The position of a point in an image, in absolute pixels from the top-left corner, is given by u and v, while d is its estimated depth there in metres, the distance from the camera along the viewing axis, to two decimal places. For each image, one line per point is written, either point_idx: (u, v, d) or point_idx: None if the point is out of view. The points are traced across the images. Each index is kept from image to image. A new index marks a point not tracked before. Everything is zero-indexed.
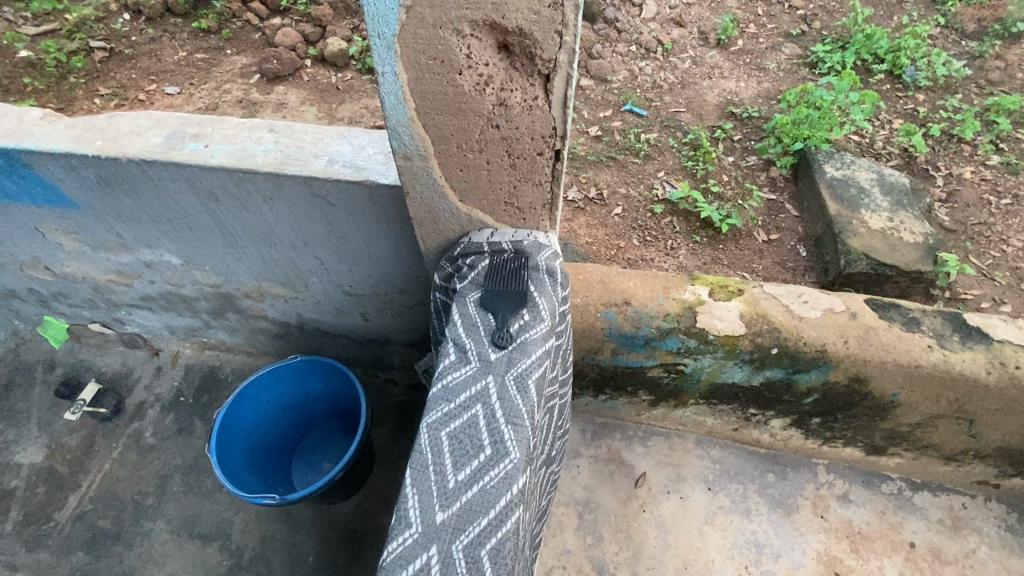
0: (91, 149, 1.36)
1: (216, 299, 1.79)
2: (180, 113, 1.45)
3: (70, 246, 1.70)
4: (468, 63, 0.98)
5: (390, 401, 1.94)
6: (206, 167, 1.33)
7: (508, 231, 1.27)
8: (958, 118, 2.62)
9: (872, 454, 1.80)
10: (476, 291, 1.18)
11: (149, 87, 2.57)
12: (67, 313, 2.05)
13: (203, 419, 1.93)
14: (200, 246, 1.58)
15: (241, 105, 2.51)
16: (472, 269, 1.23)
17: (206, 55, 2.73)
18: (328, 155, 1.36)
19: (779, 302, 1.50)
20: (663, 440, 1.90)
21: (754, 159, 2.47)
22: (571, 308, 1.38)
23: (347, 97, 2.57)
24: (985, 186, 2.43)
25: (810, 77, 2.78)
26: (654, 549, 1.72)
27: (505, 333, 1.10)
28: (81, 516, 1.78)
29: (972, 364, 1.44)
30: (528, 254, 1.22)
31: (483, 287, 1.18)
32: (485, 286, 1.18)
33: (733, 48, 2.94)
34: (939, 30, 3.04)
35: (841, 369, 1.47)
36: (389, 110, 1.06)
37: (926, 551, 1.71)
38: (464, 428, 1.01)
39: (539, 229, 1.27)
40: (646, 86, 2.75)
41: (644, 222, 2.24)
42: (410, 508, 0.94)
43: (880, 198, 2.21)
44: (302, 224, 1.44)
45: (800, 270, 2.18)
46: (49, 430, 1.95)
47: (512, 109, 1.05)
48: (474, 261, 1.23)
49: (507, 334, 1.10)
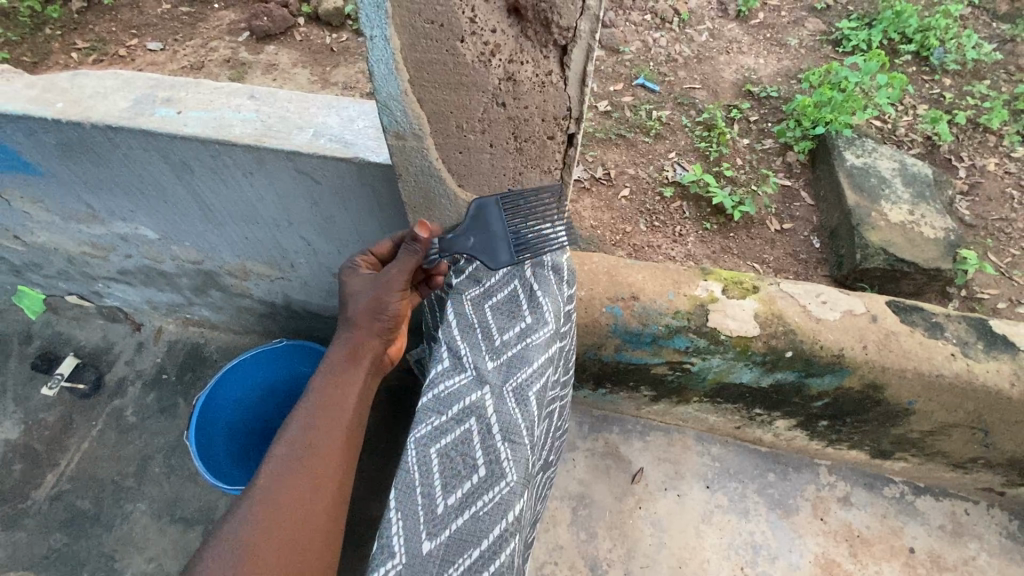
0: (52, 111, 1.26)
1: (198, 275, 1.69)
2: (151, 76, 1.34)
3: (39, 215, 1.60)
4: (472, 28, 0.91)
5: (382, 385, 1.85)
6: (178, 135, 1.22)
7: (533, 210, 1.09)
8: (985, 106, 2.49)
9: (878, 457, 1.71)
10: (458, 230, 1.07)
11: (130, 42, 2.42)
12: (43, 283, 1.95)
13: (186, 399, 1.85)
14: (175, 220, 1.47)
15: (229, 64, 2.37)
16: (474, 213, 1.07)
17: (192, 9, 2.58)
18: (313, 127, 1.25)
19: (797, 303, 1.42)
20: (662, 435, 1.82)
21: (770, 142, 2.35)
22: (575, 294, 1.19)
23: (341, 60, 2.42)
24: (1009, 179, 2.31)
25: (833, 56, 2.64)
26: (649, 547, 1.65)
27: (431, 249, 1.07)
28: (59, 496, 1.71)
29: (996, 375, 1.36)
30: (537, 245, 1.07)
31: (472, 232, 1.07)
32: (474, 234, 1.07)
33: (752, 22, 2.78)
34: (970, 10, 2.88)
35: (857, 376, 1.39)
36: (379, 80, 0.97)
37: (925, 557, 1.64)
38: (456, 446, 0.96)
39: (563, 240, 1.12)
40: (659, 59, 2.60)
41: (652, 206, 2.14)
42: (395, 535, 0.89)
43: (900, 189, 2.10)
44: (285, 202, 1.34)
45: (812, 263, 2.08)
46: (25, 405, 1.87)
47: (521, 85, 0.98)
48: (480, 205, 1.07)
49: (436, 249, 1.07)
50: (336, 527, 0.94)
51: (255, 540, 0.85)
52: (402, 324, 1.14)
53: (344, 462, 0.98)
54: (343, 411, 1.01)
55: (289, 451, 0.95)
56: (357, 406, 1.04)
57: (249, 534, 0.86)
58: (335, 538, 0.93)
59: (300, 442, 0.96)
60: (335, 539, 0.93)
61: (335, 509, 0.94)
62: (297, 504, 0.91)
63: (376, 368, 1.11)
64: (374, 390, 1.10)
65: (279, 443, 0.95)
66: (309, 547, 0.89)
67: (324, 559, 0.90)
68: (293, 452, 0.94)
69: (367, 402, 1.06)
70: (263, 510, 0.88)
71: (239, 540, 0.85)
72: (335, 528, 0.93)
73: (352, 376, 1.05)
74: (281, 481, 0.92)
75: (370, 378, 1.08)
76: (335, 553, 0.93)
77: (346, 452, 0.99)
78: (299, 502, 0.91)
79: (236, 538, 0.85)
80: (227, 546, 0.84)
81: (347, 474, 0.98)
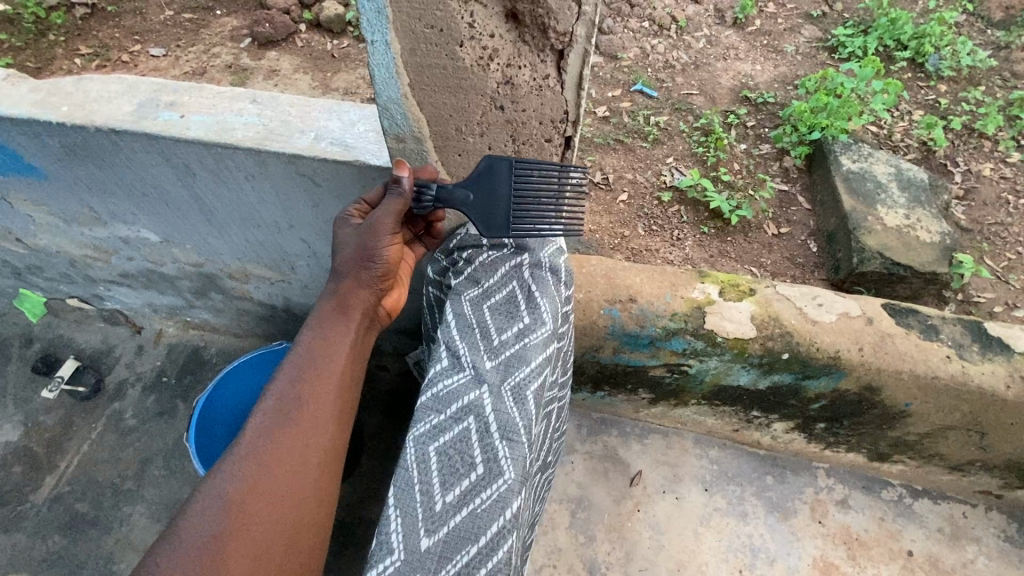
0: (57, 115, 1.27)
1: (198, 278, 1.71)
2: (154, 80, 1.36)
3: (42, 218, 1.61)
4: (471, 33, 0.94)
5: (381, 388, 1.85)
6: (181, 139, 1.23)
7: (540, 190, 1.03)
8: (980, 112, 2.51)
9: (875, 460, 1.70)
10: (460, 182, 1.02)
11: (133, 47, 2.44)
12: (44, 287, 1.96)
13: (186, 401, 1.85)
14: (178, 222, 1.49)
15: (231, 70, 2.39)
16: (482, 170, 1.01)
17: (195, 15, 2.61)
18: (315, 131, 1.26)
19: (794, 305, 1.43)
20: (661, 438, 1.81)
21: (767, 148, 2.37)
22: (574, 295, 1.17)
23: (342, 66, 2.45)
24: (1004, 184, 2.32)
25: (829, 63, 2.66)
26: (648, 550, 1.64)
27: (425, 194, 1.04)
28: (58, 498, 1.71)
29: (991, 377, 1.37)
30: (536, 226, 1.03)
31: (474, 188, 1.02)
32: (476, 191, 1.02)
33: (749, 29, 2.81)
34: (965, 17, 2.91)
35: (853, 378, 1.40)
36: (379, 84, 1.00)
37: (924, 560, 1.62)
38: (455, 444, 0.99)
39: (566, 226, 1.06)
40: (657, 65, 2.62)
41: (649, 210, 2.15)
42: (394, 532, 0.92)
43: (896, 193, 2.12)
44: (287, 205, 1.35)
45: (809, 266, 2.09)
46: (25, 408, 1.87)
47: (519, 88, 1.01)
48: (490, 164, 1.01)
49: (431, 195, 1.04)
50: (324, 480, 0.96)
51: (242, 495, 0.87)
52: (394, 273, 1.12)
53: (332, 416, 1.00)
54: (330, 366, 1.02)
55: (276, 406, 0.96)
56: (346, 362, 1.05)
57: (237, 488, 0.88)
58: (324, 492, 0.96)
59: (287, 397, 0.97)
60: (325, 491, 0.96)
61: (326, 461, 0.97)
62: (284, 458, 0.92)
63: (367, 318, 1.11)
64: (365, 342, 1.11)
65: (266, 398, 0.97)
66: (297, 501, 0.92)
67: (313, 511, 0.94)
68: (279, 407, 0.96)
69: (356, 355, 1.07)
70: (252, 464, 0.90)
71: (226, 494, 0.87)
72: (325, 480, 0.96)
73: (341, 331, 1.06)
74: (268, 434, 0.93)
75: (360, 329, 1.09)
76: (325, 506, 0.95)
77: (335, 407, 1.00)
78: (287, 457, 0.93)
79: (222, 493, 0.87)
80: (215, 500, 0.86)
81: (337, 427, 1.00)
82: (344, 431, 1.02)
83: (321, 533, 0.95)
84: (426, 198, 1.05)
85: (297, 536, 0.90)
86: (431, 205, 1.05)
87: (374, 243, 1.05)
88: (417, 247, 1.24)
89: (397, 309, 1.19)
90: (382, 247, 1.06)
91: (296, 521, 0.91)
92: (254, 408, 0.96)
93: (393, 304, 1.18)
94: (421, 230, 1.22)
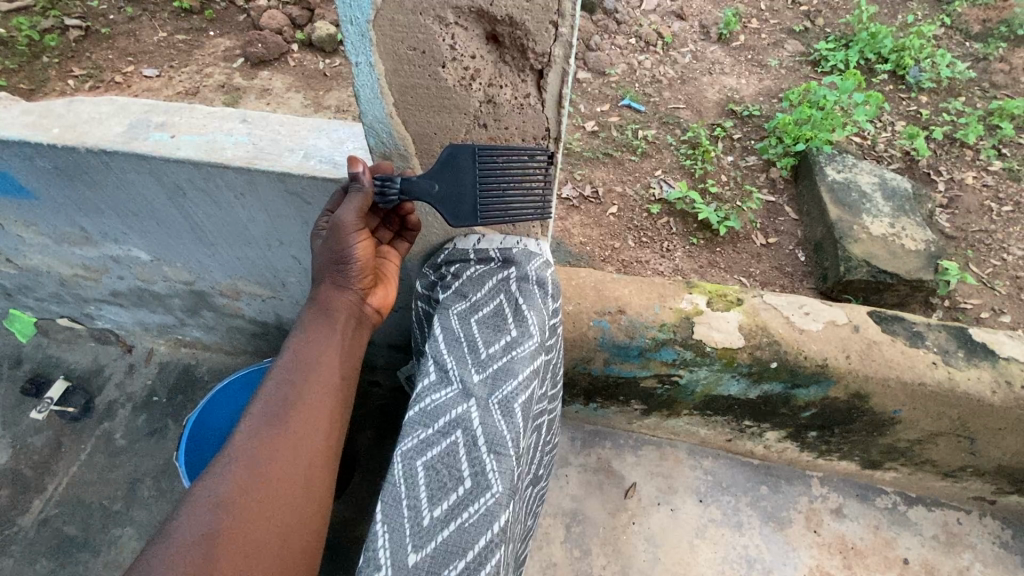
0: (47, 137, 1.29)
1: (189, 296, 1.71)
2: (146, 101, 1.38)
3: (33, 238, 1.62)
4: (453, 55, 0.98)
5: (372, 404, 1.85)
6: (171, 159, 1.25)
7: (501, 169, 1.04)
8: (961, 122, 2.55)
9: (869, 468, 1.71)
10: (424, 174, 1.03)
11: (126, 69, 2.47)
12: (35, 307, 1.96)
13: (177, 420, 1.85)
14: (168, 241, 1.50)
15: (223, 90, 2.42)
16: (445, 161, 1.02)
17: (188, 37, 2.64)
18: (304, 149, 1.28)
19: (781, 314, 1.45)
20: (654, 449, 1.81)
21: (754, 159, 2.40)
22: (541, 278, 1.19)
23: (334, 85, 2.48)
24: (987, 192, 2.36)
25: (812, 76, 2.72)
26: (643, 563, 1.62)
27: (390, 189, 1.03)
28: (47, 521, 1.69)
29: (977, 383, 1.39)
30: (502, 214, 1.04)
31: (439, 178, 1.02)
32: (440, 181, 1.03)
33: (734, 44, 2.86)
34: (944, 30, 2.97)
35: (841, 386, 1.41)
36: (366, 105, 1.07)
37: (919, 568, 1.62)
38: (442, 458, 0.99)
39: (537, 207, 1.07)
40: (645, 81, 2.66)
41: (639, 222, 2.18)
42: (380, 548, 0.92)
43: (881, 203, 2.15)
44: (277, 223, 1.36)
45: (798, 276, 2.11)
46: (13, 430, 1.86)
47: (501, 107, 1.05)
48: (453, 153, 1.02)
49: (396, 188, 1.03)
50: (318, 481, 0.96)
51: (233, 496, 0.88)
52: (371, 271, 1.12)
53: (323, 420, 1.00)
54: (318, 369, 1.03)
55: (265, 409, 0.97)
56: (335, 365, 1.06)
57: (228, 488, 0.89)
58: (317, 494, 0.96)
59: (275, 401, 0.98)
60: (318, 490, 0.96)
61: (316, 460, 0.97)
62: (275, 461, 0.93)
63: (354, 321, 1.12)
64: (356, 345, 1.12)
65: (255, 402, 0.98)
66: (290, 502, 0.92)
67: (307, 513, 0.94)
68: (269, 410, 0.97)
69: (346, 357, 1.08)
70: (241, 466, 0.91)
71: (218, 496, 0.88)
72: (318, 479, 0.96)
73: (328, 336, 1.07)
74: (257, 435, 0.94)
75: (347, 330, 1.10)
76: (320, 507, 0.96)
77: (325, 409, 1.01)
78: (277, 460, 0.93)
79: (212, 494, 0.88)
80: (207, 502, 0.87)
81: (329, 427, 1.01)
82: (338, 433, 1.02)
83: (317, 534, 0.95)
84: (390, 192, 1.03)
85: (290, 537, 0.91)
86: (397, 199, 1.04)
87: (342, 242, 1.05)
88: (399, 243, 1.24)
89: (385, 306, 1.19)
90: (351, 246, 1.06)
91: (290, 521, 0.91)
92: (244, 413, 0.98)
93: (381, 303, 1.18)
94: (397, 227, 1.23)
